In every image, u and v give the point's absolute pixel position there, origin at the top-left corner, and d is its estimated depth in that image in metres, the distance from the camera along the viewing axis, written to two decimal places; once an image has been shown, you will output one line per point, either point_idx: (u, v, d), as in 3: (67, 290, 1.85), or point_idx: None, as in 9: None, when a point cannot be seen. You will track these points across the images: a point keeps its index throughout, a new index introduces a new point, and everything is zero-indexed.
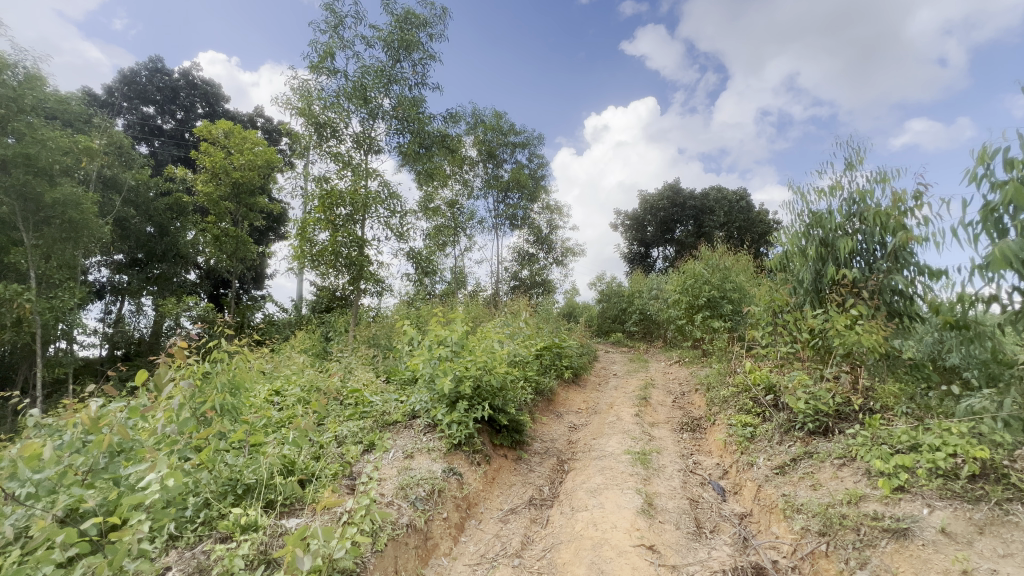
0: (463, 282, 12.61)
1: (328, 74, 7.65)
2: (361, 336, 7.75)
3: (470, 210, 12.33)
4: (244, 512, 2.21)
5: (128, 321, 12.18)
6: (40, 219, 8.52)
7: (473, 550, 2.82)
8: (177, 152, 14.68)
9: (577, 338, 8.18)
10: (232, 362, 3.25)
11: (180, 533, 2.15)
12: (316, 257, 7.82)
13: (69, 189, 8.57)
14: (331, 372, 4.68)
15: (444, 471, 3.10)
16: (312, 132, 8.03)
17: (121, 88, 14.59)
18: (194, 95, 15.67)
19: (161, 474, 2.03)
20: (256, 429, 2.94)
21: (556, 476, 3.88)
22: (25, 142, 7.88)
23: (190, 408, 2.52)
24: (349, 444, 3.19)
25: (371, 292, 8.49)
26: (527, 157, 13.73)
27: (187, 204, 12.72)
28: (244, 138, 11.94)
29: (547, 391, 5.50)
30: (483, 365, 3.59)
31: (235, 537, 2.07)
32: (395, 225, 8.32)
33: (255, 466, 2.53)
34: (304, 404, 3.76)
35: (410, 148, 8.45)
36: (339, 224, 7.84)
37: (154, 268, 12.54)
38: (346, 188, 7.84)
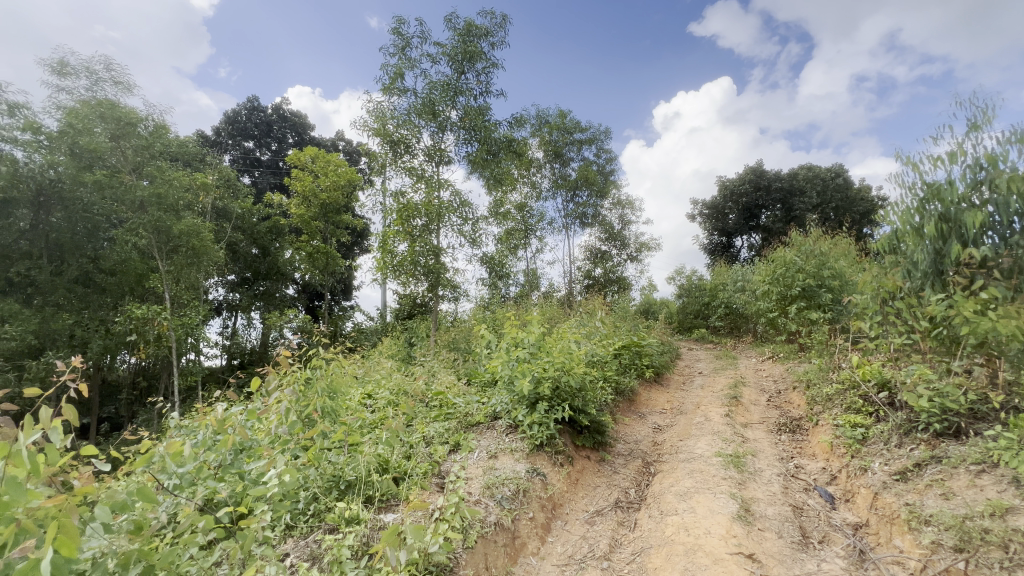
0: (536, 284, 12.69)
1: (399, 94, 8.09)
2: (442, 340, 8.09)
3: (540, 211, 12.35)
4: (348, 507, 2.39)
5: (242, 333, 13.69)
6: (171, 248, 9.82)
7: (560, 551, 2.82)
8: (273, 180, 16.33)
9: (657, 335, 7.89)
10: (329, 368, 3.54)
11: (295, 523, 2.39)
12: (397, 267, 8.27)
13: (191, 221, 9.81)
14: (416, 376, 4.94)
15: (528, 471, 3.14)
16: (387, 150, 8.54)
17: (227, 128, 16.55)
18: (285, 126, 17.33)
19: (278, 470, 2.28)
20: (353, 429, 3.17)
21: (642, 478, 3.77)
22: (157, 184, 9.18)
23: (296, 411, 2.81)
24: (436, 444, 3.33)
25: (449, 298, 8.82)
26: (595, 153, 13.53)
27: (284, 226, 14.06)
28: (328, 161, 12.98)
29: (627, 390, 5.36)
30: (561, 365, 3.60)
31: (342, 529, 2.25)
32: (468, 232, 8.59)
33: (354, 464, 2.72)
34: (394, 406, 4.00)
35: (479, 156, 8.68)
36: (416, 234, 8.25)
37: (259, 285, 14.20)
38: (420, 201, 8.24)
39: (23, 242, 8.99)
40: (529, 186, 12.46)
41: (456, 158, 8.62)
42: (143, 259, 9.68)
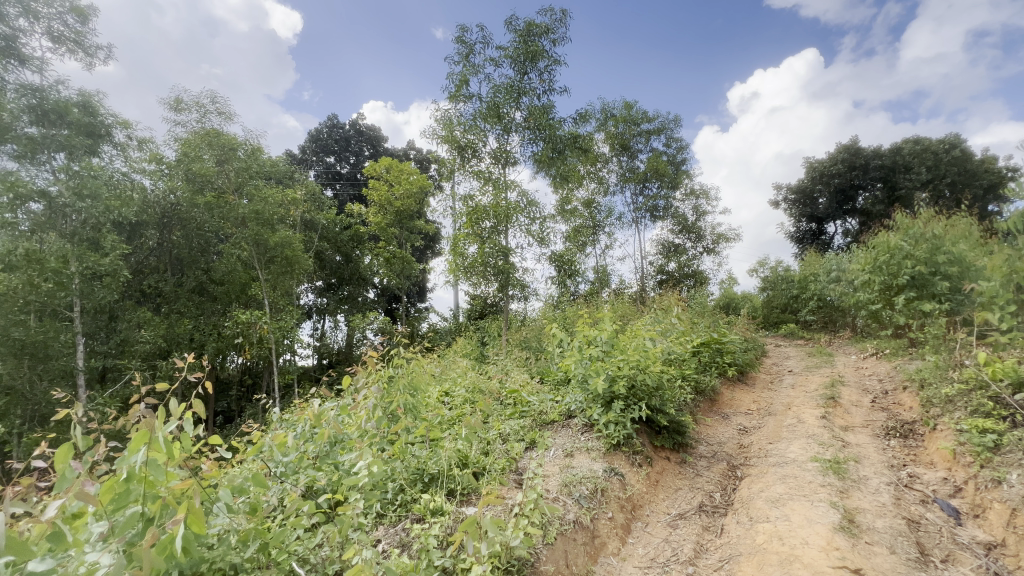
0: (606, 281, 12.44)
1: (465, 100, 8.32)
2: (514, 339, 8.20)
3: (608, 206, 12.09)
4: (432, 498, 2.49)
5: (330, 335, 14.79)
6: (269, 259, 10.86)
7: (642, 553, 2.73)
8: (353, 191, 17.47)
9: (740, 331, 7.42)
10: (409, 367, 3.73)
11: (385, 511, 2.54)
12: (468, 268, 8.51)
13: (284, 233, 10.76)
14: (490, 375, 5.04)
15: (605, 471, 3.10)
16: (455, 156, 8.82)
17: (311, 146, 17.97)
18: (362, 140, 18.47)
19: (368, 461, 2.45)
20: (433, 425, 3.31)
21: (728, 482, 3.56)
22: (255, 202, 10.20)
23: (381, 407, 3.00)
24: (512, 441, 3.38)
25: (518, 297, 8.92)
26: (664, 143, 13.01)
27: (364, 234, 14.98)
28: (401, 170, 13.65)
29: (708, 390, 5.10)
30: (636, 364, 3.52)
31: (427, 519, 2.36)
32: (536, 231, 8.64)
33: (437, 458, 2.84)
34: (470, 403, 4.12)
35: (545, 154, 8.68)
36: (485, 236, 8.44)
37: (344, 289, 15.22)
38: (489, 203, 8.42)
39: (152, 258, 10.66)
40: (596, 181, 12.26)
41: (522, 158, 8.70)
42: (246, 270, 10.76)
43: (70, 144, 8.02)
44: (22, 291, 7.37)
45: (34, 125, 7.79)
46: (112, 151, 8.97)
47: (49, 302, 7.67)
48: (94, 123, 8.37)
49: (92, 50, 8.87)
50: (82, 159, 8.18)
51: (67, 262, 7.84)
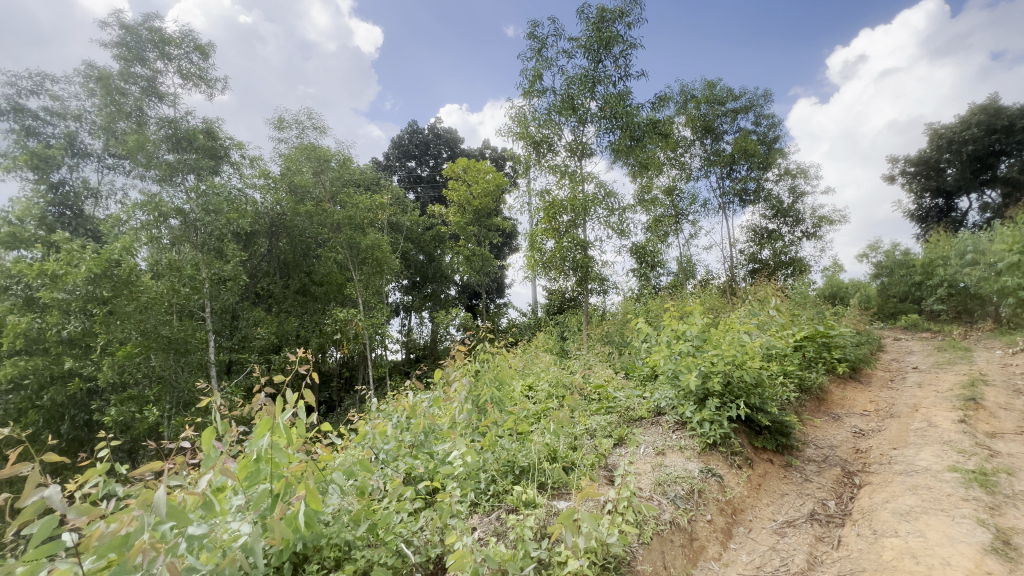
0: (691, 272, 11.82)
1: (538, 95, 8.31)
2: (596, 334, 8.07)
3: (692, 193, 11.45)
4: (524, 490, 2.52)
5: (416, 331, 15.60)
6: (361, 261, 11.69)
7: (746, 560, 2.52)
8: (433, 193, 18.25)
9: (851, 323, 6.67)
10: (494, 363, 3.83)
11: (479, 500, 2.61)
12: (546, 263, 8.55)
13: (374, 236, 11.52)
14: (573, 369, 5.01)
15: (701, 471, 2.96)
16: (531, 152, 8.86)
17: (394, 152, 18.99)
18: (440, 143, 19.19)
19: (462, 451, 2.55)
20: (520, 419, 3.36)
21: (843, 489, 3.22)
22: (349, 208, 11.03)
23: (471, 399, 3.11)
24: (600, 436, 3.32)
25: (598, 291, 8.75)
26: (754, 121, 12.05)
27: (444, 234, 15.58)
28: (478, 170, 13.99)
29: (815, 387, 4.65)
30: (731, 359, 3.33)
31: (520, 510, 2.39)
32: (615, 223, 8.42)
33: (526, 451, 2.88)
34: (555, 398, 4.12)
35: (623, 143, 8.41)
36: (563, 230, 8.38)
37: (428, 287, 15.94)
38: (566, 197, 8.36)
39: (264, 263, 11.79)
40: (679, 168, 11.64)
41: (598, 149, 8.51)
42: (342, 271, 11.68)
43: (198, 166, 9.20)
44: (167, 295, 8.64)
45: (170, 152, 9.07)
46: (230, 170, 10.14)
47: (186, 304, 8.91)
48: (215, 146, 9.54)
49: (212, 82, 10.08)
50: (207, 178, 9.34)
51: (200, 269, 9.04)
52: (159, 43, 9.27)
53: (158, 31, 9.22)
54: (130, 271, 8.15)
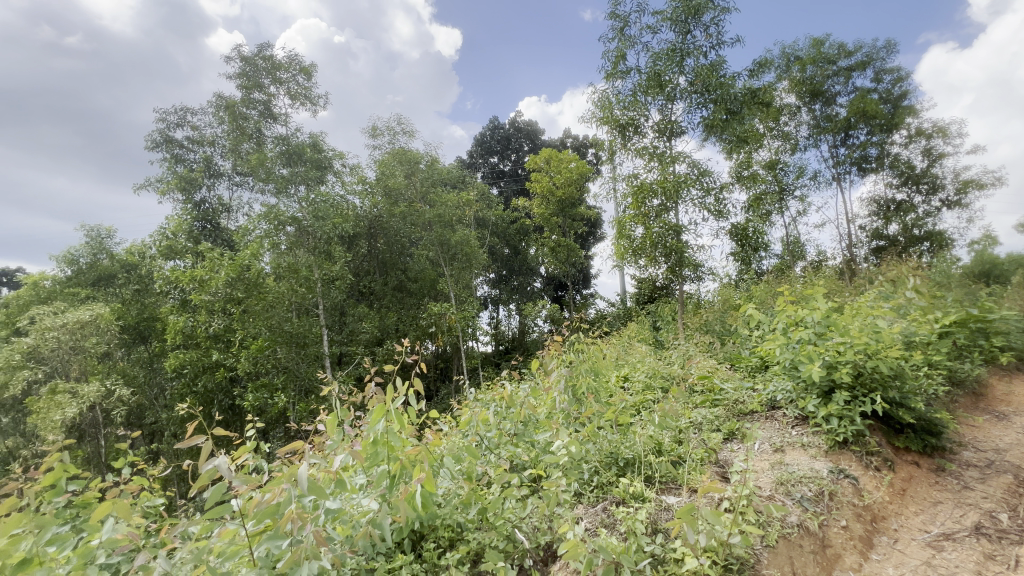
0: (800, 253, 10.73)
1: (622, 77, 8.00)
2: (693, 323, 7.63)
3: (799, 165, 10.33)
4: (632, 484, 2.45)
5: (505, 323, 15.92)
6: (452, 257, 12.43)
7: (894, 573, 2.21)
8: (516, 187, 18.42)
9: (1015, 305, 5.59)
10: (590, 354, 3.79)
11: (583, 491, 2.58)
12: (636, 250, 8.27)
13: (461, 233, 12.16)
14: (671, 360, 4.79)
15: (831, 472, 2.67)
16: (615, 136, 8.57)
17: (477, 149, 19.47)
18: (521, 136, 19.29)
19: (565, 442, 2.55)
20: (620, 409, 3.29)
21: (1018, 500, 2.72)
22: (437, 207, 11.83)
23: (570, 389, 3.10)
24: (708, 430, 3.13)
25: (692, 278, 8.27)
26: (874, 78, 10.56)
27: (529, 226, 15.70)
28: (561, 159, 13.87)
29: (970, 380, 3.97)
30: (864, 348, 2.95)
31: (629, 503, 2.33)
32: (711, 204, 7.86)
33: (631, 443, 2.79)
34: (654, 389, 3.97)
35: (717, 117, 7.81)
36: (653, 216, 8.06)
37: (514, 280, 16.19)
38: (655, 179, 8.00)
39: (365, 263, 12.54)
40: (784, 138, 10.53)
41: (689, 126, 7.98)
42: (434, 268, 12.48)
43: (307, 177, 10.18)
44: (287, 294, 9.60)
45: (285, 166, 10.11)
46: (333, 179, 11.08)
47: (302, 302, 9.87)
48: (321, 158, 10.49)
49: (315, 99, 11.04)
50: (315, 188, 10.28)
51: (312, 270, 10.00)
52: (271, 69, 10.38)
53: (271, 59, 10.33)
54: (257, 274, 9.46)
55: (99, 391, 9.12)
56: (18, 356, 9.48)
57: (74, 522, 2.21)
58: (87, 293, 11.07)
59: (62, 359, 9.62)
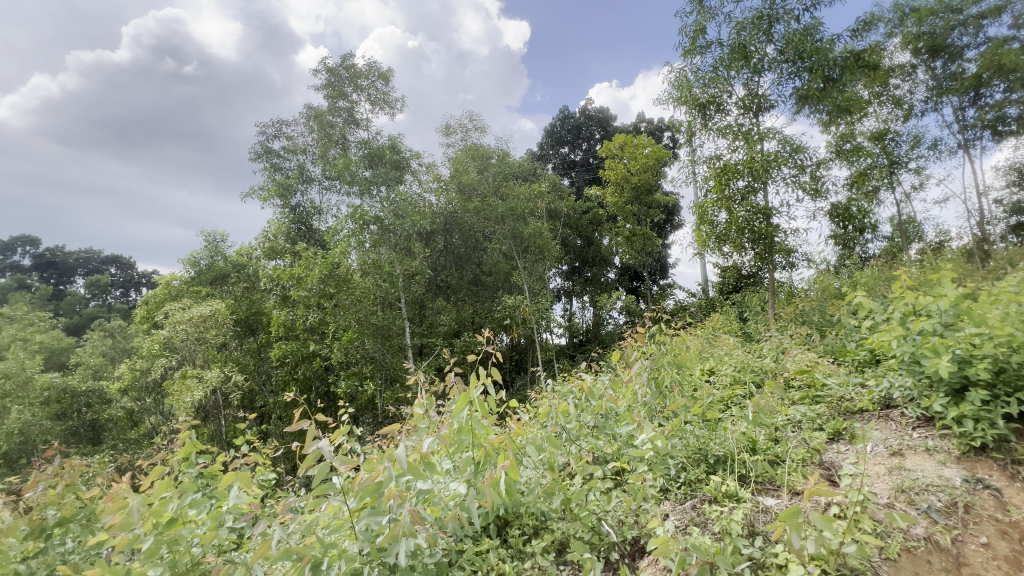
0: (916, 234, 9.47)
1: (701, 52, 7.52)
2: (786, 313, 7.06)
3: (914, 133, 9.08)
4: (724, 482, 2.33)
5: (579, 315, 15.75)
6: (525, 249, 12.55)
7: None
8: (588, 176, 18.07)
9: None
10: (673, 345, 3.64)
11: (669, 488, 2.49)
12: (720, 236, 7.78)
13: (534, 225, 12.23)
14: (762, 352, 4.47)
15: (966, 481, 2.34)
16: (695, 116, 8.09)
17: (548, 140, 19.36)
18: (592, 124, 18.88)
19: (650, 436, 2.47)
20: (707, 404, 3.12)
21: None
22: (510, 200, 12.05)
23: (653, 382, 2.99)
24: (809, 429, 2.88)
25: (784, 265, 7.66)
26: (1013, 24, 8.97)
27: (602, 216, 15.36)
28: (635, 145, 13.38)
29: None
30: (1007, 341, 2.54)
31: (722, 502, 2.21)
32: (807, 182, 7.18)
33: (722, 440, 2.64)
34: (744, 384, 3.73)
35: (813, 86, 7.07)
36: (738, 199, 7.54)
37: (588, 271, 15.96)
38: (741, 160, 7.46)
39: (442, 258, 12.94)
40: (895, 103, 9.29)
41: (778, 99, 7.33)
42: (507, 261, 12.58)
43: (388, 178, 10.76)
44: (373, 289, 10.21)
45: (367, 169, 10.74)
46: (411, 178, 11.59)
47: (387, 296, 10.47)
48: (400, 159, 11.03)
49: (393, 103, 11.58)
50: (394, 188, 10.81)
51: (394, 266, 10.44)
52: (353, 78, 11.05)
53: (352, 68, 11.01)
54: (346, 271, 10.10)
55: (219, 377, 10.35)
56: (157, 345, 10.97)
57: (206, 490, 2.52)
58: (207, 291, 12.59)
59: (190, 348, 10.86)
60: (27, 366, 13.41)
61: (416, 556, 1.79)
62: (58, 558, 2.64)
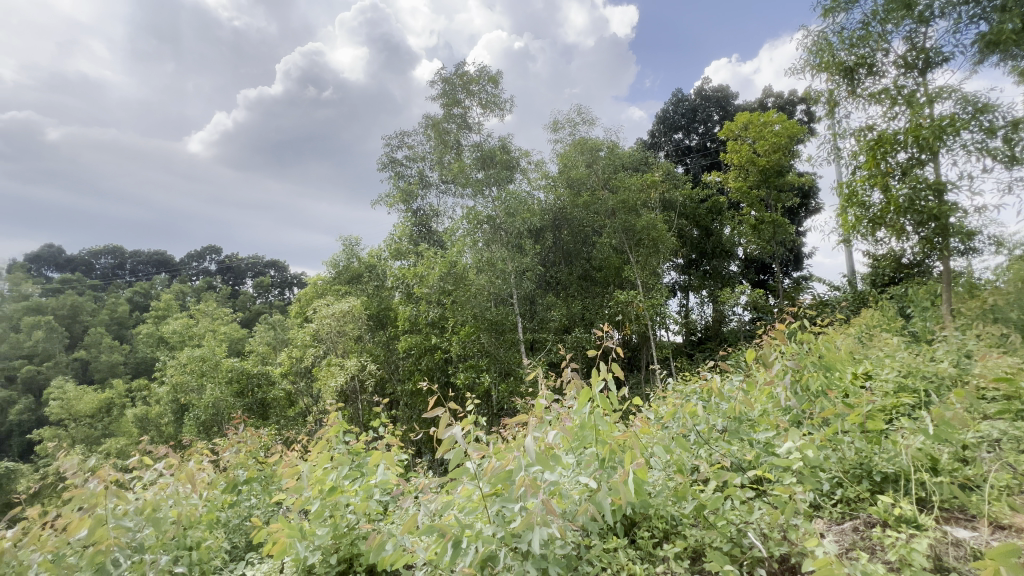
0: None
1: (847, 8, 6.53)
2: (970, 309, 5.83)
3: None
4: (897, 504, 2.00)
5: (696, 312, 14.74)
6: (637, 243, 12.10)
7: None
8: (705, 162, 16.80)
9: None
10: (819, 343, 3.21)
11: (822, 505, 2.22)
12: (875, 220, 6.71)
13: (648, 217, 11.72)
14: (938, 355, 3.74)
15: None
16: (839, 83, 7.06)
17: (660, 127, 18.39)
18: (709, 105, 17.53)
19: (798, 444, 2.21)
20: (867, 413, 2.70)
21: None
22: (621, 193, 11.70)
23: (797, 385, 2.66)
24: (1014, 450, 2.34)
25: (963, 250, 6.35)
26: None
27: (723, 204, 14.18)
28: (763, 122, 12.10)
29: None
30: None
31: (894, 526, 1.91)
32: (999, 148, 5.84)
33: (891, 455, 2.27)
34: (914, 392, 3.14)
35: (1006, 28, 5.74)
36: (899, 174, 6.41)
37: (707, 264, 14.83)
38: (902, 127, 6.31)
39: (551, 254, 13.05)
40: None
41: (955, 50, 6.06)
42: (618, 255, 12.22)
43: (499, 178, 11.14)
44: (487, 286, 10.64)
45: (480, 170, 11.22)
46: (521, 177, 11.86)
47: (500, 292, 10.85)
48: (510, 159, 11.36)
49: (502, 104, 11.92)
50: (504, 186, 11.15)
51: (507, 263, 10.77)
52: (466, 84, 11.61)
53: (465, 75, 11.56)
54: (463, 269, 10.65)
55: (357, 365, 11.64)
56: (308, 337, 12.69)
57: (354, 464, 2.85)
58: (346, 289, 14.20)
59: (333, 340, 12.39)
60: (217, 351, 16.46)
61: (548, 545, 1.83)
62: (246, 510, 3.21)
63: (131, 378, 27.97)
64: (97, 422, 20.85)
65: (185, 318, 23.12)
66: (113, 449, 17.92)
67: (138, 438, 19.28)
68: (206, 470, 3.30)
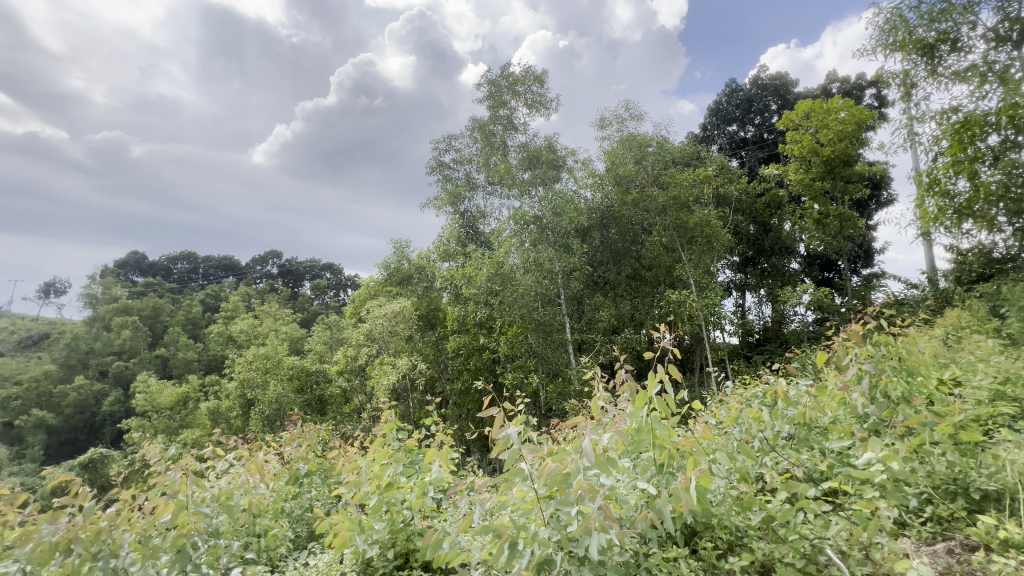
0: None
1: None
2: None
3: None
4: (1001, 526, 1.80)
5: (753, 312, 14.03)
6: (690, 240, 11.67)
7: None
8: (762, 154, 15.95)
9: None
10: (900, 345, 2.94)
11: (909, 522, 2.04)
12: (962, 210, 6.15)
13: (701, 213, 11.30)
14: None
15: None
16: (919, 61, 6.55)
17: (712, 119, 17.65)
18: (767, 95, 16.65)
19: (880, 455, 2.04)
20: (959, 423, 2.45)
21: None
22: (672, 189, 11.33)
23: (876, 391, 2.45)
24: None
25: None
26: None
27: (783, 198, 13.45)
28: (827, 109, 11.34)
29: None
30: None
31: (997, 550, 1.72)
32: None
33: (993, 471, 2.04)
34: (1015, 401, 2.82)
35: None
36: (990, 160, 5.81)
37: (764, 262, 14.06)
38: (994, 107, 5.69)
39: (599, 254, 12.83)
40: None
41: None
42: (669, 253, 11.82)
43: (545, 178, 11.10)
44: (534, 286, 10.61)
45: (526, 171, 11.22)
46: (568, 176, 11.77)
47: (547, 292, 10.80)
48: (556, 158, 11.28)
49: (548, 103, 11.86)
50: (551, 186, 11.11)
51: (554, 262, 10.71)
52: (511, 85, 11.66)
53: (510, 76, 11.62)
54: (510, 269, 10.68)
55: (407, 364, 11.95)
56: (361, 337, 13.18)
57: (408, 461, 2.92)
58: (396, 290, 14.60)
59: (385, 339, 12.79)
60: (279, 350, 17.43)
61: (607, 551, 1.78)
62: (308, 502, 3.41)
63: (204, 374, 30.20)
64: (175, 414, 22.66)
65: (251, 318, 24.67)
66: (190, 439, 19.40)
67: (210, 430, 20.72)
68: (272, 460, 3.52)
